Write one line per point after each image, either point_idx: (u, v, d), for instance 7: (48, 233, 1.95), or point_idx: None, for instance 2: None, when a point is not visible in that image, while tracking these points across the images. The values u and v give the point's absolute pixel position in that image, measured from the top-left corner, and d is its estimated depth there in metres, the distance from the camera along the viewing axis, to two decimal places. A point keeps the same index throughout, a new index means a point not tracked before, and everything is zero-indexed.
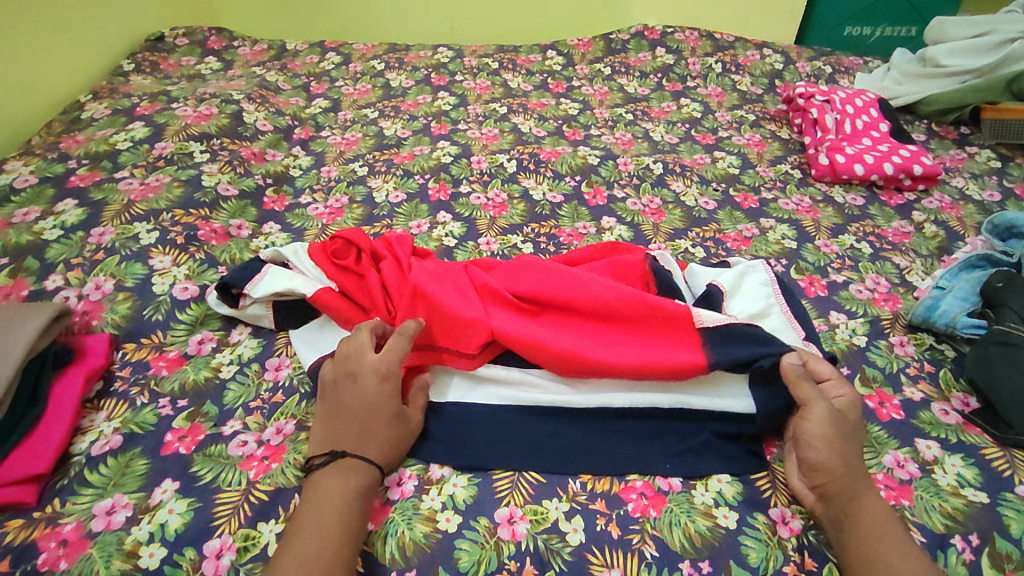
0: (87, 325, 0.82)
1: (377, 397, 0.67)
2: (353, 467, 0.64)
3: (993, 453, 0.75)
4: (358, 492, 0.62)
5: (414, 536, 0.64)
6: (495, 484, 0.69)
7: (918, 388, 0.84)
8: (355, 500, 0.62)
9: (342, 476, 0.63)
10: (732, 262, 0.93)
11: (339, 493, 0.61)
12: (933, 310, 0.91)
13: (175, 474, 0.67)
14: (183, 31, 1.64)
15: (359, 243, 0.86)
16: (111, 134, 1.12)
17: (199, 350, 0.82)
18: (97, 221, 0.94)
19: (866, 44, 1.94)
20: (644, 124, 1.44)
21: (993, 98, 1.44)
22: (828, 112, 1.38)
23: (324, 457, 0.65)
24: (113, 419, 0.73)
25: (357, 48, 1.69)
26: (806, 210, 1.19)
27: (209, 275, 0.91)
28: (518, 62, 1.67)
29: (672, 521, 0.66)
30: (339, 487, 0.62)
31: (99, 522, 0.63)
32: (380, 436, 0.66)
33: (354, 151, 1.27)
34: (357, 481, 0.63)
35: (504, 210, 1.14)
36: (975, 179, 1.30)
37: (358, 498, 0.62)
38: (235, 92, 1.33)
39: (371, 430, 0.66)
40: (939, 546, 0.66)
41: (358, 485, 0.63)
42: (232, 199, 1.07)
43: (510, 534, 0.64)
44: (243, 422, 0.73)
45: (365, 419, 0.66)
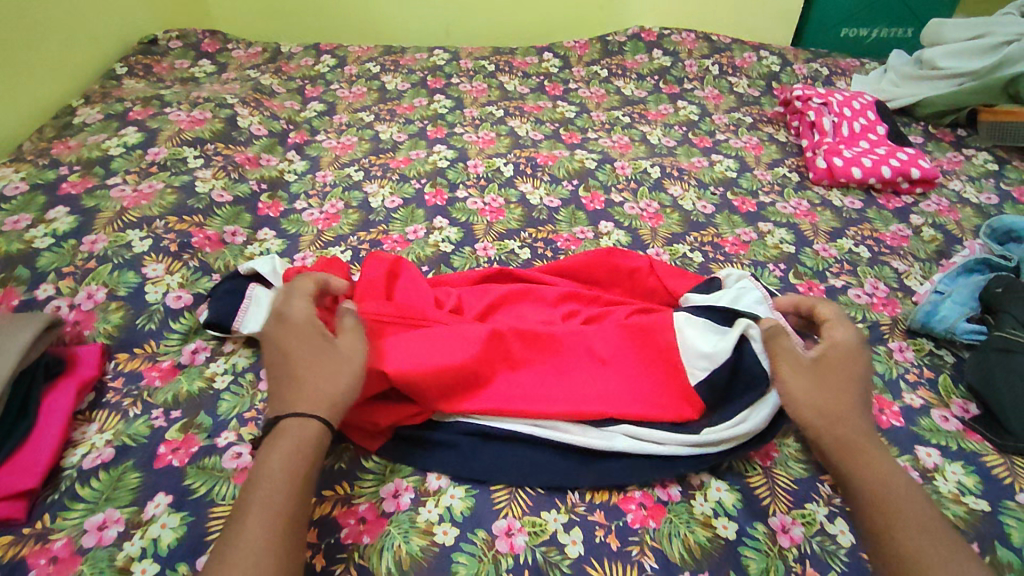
0: (78, 335, 0.81)
1: (298, 353, 0.66)
2: (289, 425, 0.60)
3: (994, 460, 0.75)
4: (293, 454, 0.58)
5: (411, 549, 0.63)
6: (493, 495, 0.68)
7: (918, 395, 0.83)
8: (295, 460, 0.58)
9: (276, 439, 0.59)
10: (721, 278, 0.85)
11: (270, 457, 0.58)
12: (932, 315, 0.91)
13: (168, 488, 0.66)
14: (177, 34, 1.63)
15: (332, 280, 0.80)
16: (104, 140, 1.11)
17: (193, 359, 0.81)
18: (89, 228, 0.93)
19: (863, 46, 1.94)
20: (641, 127, 1.44)
21: (990, 100, 1.44)
22: (825, 115, 1.38)
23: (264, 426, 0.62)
24: (105, 432, 0.72)
25: (353, 50, 1.68)
26: (804, 214, 1.19)
27: (203, 283, 0.90)
28: (514, 64, 1.66)
29: (672, 533, 0.65)
30: (276, 448, 0.58)
31: (90, 538, 0.62)
32: (314, 387, 0.63)
33: (349, 155, 1.26)
34: (287, 440, 0.59)
35: (501, 215, 1.13)
36: (972, 182, 1.30)
37: (292, 460, 0.58)
38: (230, 96, 1.31)
39: (308, 380, 0.63)
40: None
41: (293, 445, 0.59)
42: (227, 205, 1.06)
43: (508, 547, 0.64)
44: (238, 434, 0.73)
45: (296, 372, 0.64)
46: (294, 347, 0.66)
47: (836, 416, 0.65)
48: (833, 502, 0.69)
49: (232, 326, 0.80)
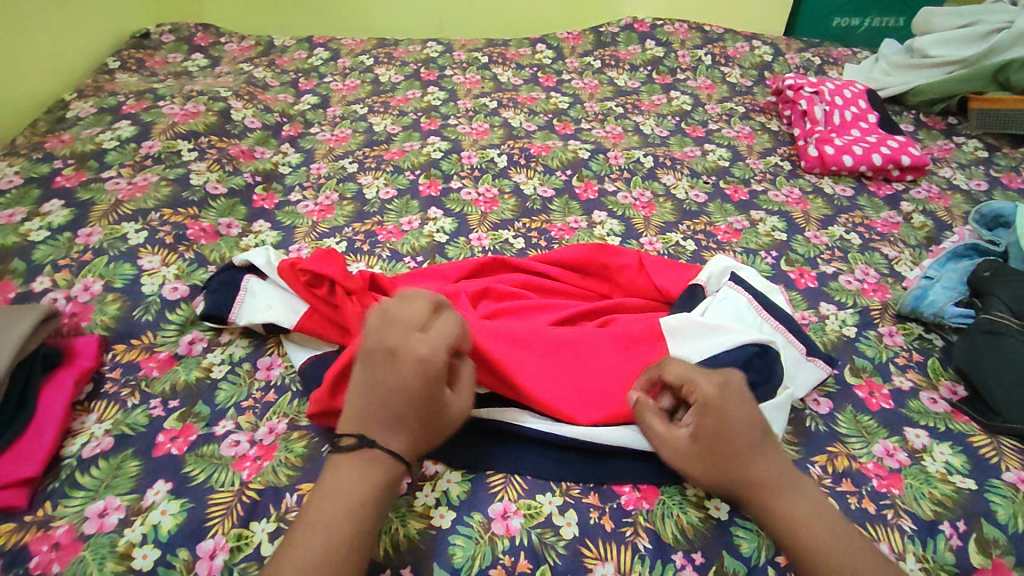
0: (76, 326, 0.81)
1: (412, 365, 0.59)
2: (379, 457, 0.58)
3: (981, 440, 0.76)
4: (375, 489, 0.57)
5: (408, 532, 0.64)
6: (489, 479, 0.69)
7: (907, 377, 0.85)
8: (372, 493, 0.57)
9: (366, 464, 0.58)
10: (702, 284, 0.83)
11: (351, 482, 0.57)
12: (921, 300, 0.92)
13: (167, 475, 0.67)
14: (169, 28, 1.63)
15: (329, 271, 0.77)
16: (98, 133, 1.11)
17: (190, 350, 0.82)
18: (84, 221, 0.93)
19: (854, 35, 1.94)
20: (634, 117, 1.44)
21: (980, 88, 1.45)
22: (817, 103, 1.39)
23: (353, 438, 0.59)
24: (104, 421, 0.73)
25: (346, 43, 1.68)
26: (796, 202, 1.20)
27: (199, 274, 0.91)
28: (508, 56, 1.66)
29: (665, 513, 0.66)
30: (361, 476, 0.57)
31: (91, 525, 0.62)
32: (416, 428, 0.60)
33: (344, 148, 1.27)
34: (379, 474, 0.58)
35: (495, 205, 1.13)
36: (962, 169, 1.31)
37: (375, 494, 0.57)
38: (223, 89, 1.32)
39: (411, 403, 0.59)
40: (929, 534, 0.66)
41: (381, 480, 0.58)
42: (221, 197, 1.06)
43: (504, 529, 0.64)
44: (236, 422, 0.73)
45: (400, 383, 0.59)
46: (403, 356, 0.60)
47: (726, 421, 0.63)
48: (824, 483, 0.70)
49: (229, 317, 0.81)
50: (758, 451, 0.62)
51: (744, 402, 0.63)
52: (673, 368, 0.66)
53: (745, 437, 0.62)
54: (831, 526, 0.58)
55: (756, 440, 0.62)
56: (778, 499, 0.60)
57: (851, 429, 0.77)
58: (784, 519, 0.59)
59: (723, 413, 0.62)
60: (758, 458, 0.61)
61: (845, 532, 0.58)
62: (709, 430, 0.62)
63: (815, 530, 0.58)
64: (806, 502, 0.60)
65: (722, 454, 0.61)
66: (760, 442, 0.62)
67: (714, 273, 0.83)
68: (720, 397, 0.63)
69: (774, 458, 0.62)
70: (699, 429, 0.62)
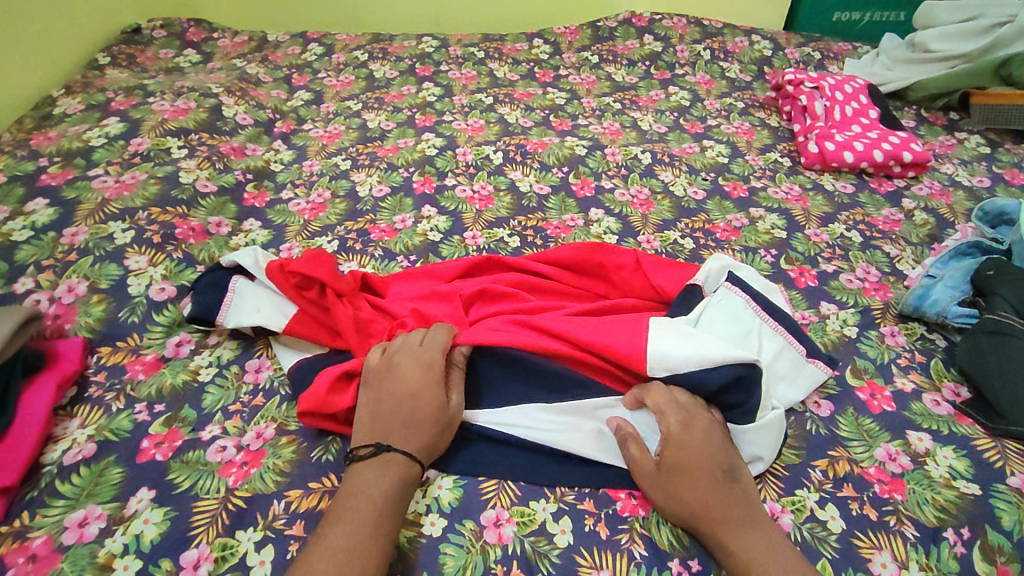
0: (59, 329, 0.80)
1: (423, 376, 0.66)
2: (393, 460, 0.61)
3: (985, 444, 0.75)
4: (392, 489, 0.60)
5: (399, 541, 0.62)
6: (481, 485, 0.67)
7: (909, 379, 0.83)
8: (392, 493, 0.59)
9: (383, 467, 0.61)
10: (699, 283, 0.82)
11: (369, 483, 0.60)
12: (924, 299, 0.90)
13: (151, 482, 0.65)
14: (161, 23, 1.60)
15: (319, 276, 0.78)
16: (85, 131, 1.09)
17: (176, 352, 0.80)
18: (70, 220, 0.91)
19: (855, 30, 1.92)
20: (632, 113, 1.42)
21: (982, 83, 1.43)
22: (817, 99, 1.37)
23: (370, 447, 0.62)
24: (87, 427, 0.71)
25: (340, 38, 1.66)
26: (796, 199, 1.18)
27: (186, 275, 0.89)
28: (504, 51, 1.64)
29: (661, 520, 0.65)
30: (379, 477, 0.60)
31: (71, 535, 0.61)
32: (427, 429, 0.64)
33: (337, 145, 1.24)
34: (395, 475, 0.61)
35: (490, 203, 1.11)
36: (964, 165, 1.29)
37: (395, 493, 0.59)
38: (214, 85, 1.29)
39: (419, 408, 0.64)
40: (932, 541, 0.65)
41: (399, 480, 0.61)
42: (211, 196, 1.04)
43: (496, 538, 0.63)
44: (222, 427, 0.72)
45: (411, 393, 0.65)
46: (413, 369, 0.67)
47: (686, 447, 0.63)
48: (824, 488, 0.69)
49: (216, 321, 0.79)
50: (721, 487, 0.62)
51: (712, 438, 0.64)
52: (654, 396, 0.67)
53: (706, 467, 0.62)
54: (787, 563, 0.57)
55: (720, 475, 0.62)
56: (733, 534, 0.59)
57: (852, 433, 0.76)
58: (736, 554, 0.59)
59: (687, 446, 0.63)
60: (717, 493, 0.61)
61: (799, 571, 0.57)
62: (670, 460, 0.63)
63: (767, 567, 0.57)
64: (764, 539, 0.59)
65: (677, 483, 0.62)
66: (723, 479, 0.62)
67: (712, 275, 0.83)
68: (683, 434, 0.63)
69: (737, 495, 0.62)
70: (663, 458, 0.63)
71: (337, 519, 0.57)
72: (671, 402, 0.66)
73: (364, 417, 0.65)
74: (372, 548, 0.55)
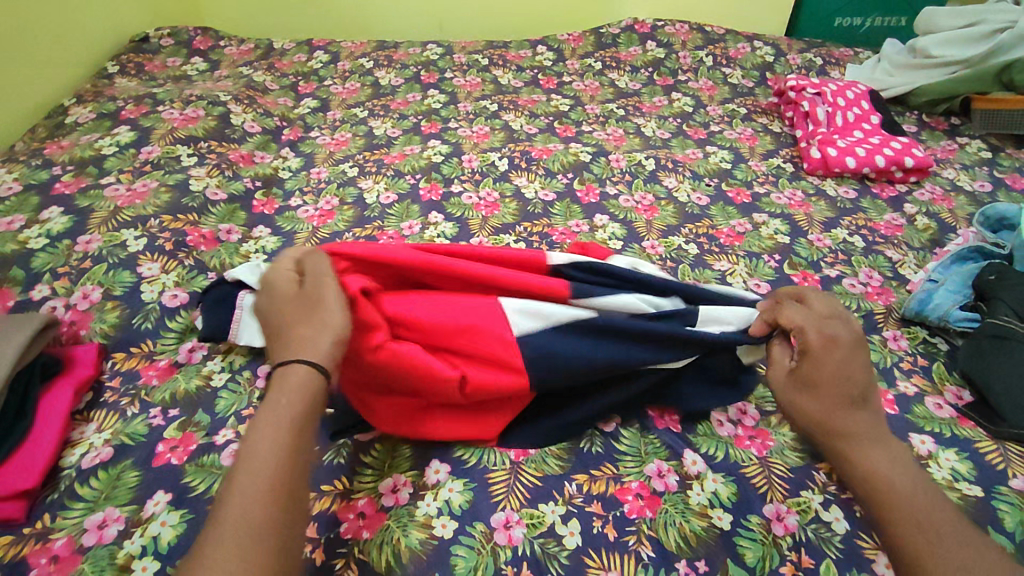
0: (75, 335, 0.81)
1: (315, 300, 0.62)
2: (290, 377, 0.55)
3: (987, 446, 0.76)
4: (292, 408, 0.53)
5: (410, 542, 0.63)
6: (491, 488, 0.68)
7: (912, 382, 0.84)
8: (291, 412, 0.53)
9: (281, 386, 0.55)
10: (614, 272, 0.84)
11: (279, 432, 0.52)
12: (925, 304, 0.92)
13: (167, 485, 0.67)
14: (168, 32, 1.62)
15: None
16: (97, 139, 1.11)
17: (190, 358, 0.82)
18: (83, 228, 0.93)
19: (856, 35, 1.93)
20: (636, 119, 1.43)
21: (983, 88, 1.44)
22: (819, 105, 1.38)
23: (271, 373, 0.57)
24: (103, 431, 0.72)
25: (346, 46, 1.68)
26: (799, 204, 1.19)
27: (198, 281, 0.90)
28: (508, 58, 1.66)
29: (668, 521, 0.66)
30: (277, 397, 0.54)
31: (90, 537, 0.62)
32: (321, 343, 0.58)
33: (344, 152, 1.26)
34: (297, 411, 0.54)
35: (496, 209, 1.13)
36: (965, 170, 1.30)
37: (294, 411, 0.53)
38: (223, 94, 1.31)
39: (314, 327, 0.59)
40: None
41: (297, 395, 0.54)
42: (221, 203, 1.05)
43: (506, 539, 0.64)
44: (236, 431, 0.73)
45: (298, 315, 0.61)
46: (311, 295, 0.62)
47: (830, 363, 0.62)
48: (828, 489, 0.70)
49: (229, 338, 0.80)
50: (853, 405, 0.60)
51: (854, 361, 0.62)
52: (791, 314, 0.68)
53: (846, 386, 0.61)
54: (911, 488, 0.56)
55: (854, 396, 0.61)
56: (869, 458, 0.58)
57: None
58: (867, 474, 0.57)
59: (822, 361, 0.62)
60: (848, 411, 0.60)
61: (933, 502, 0.54)
62: (802, 376, 0.63)
63: (892, 484, 0.56)
64: (889, 460, 0.58)
65: (812, 394, 0.62)
66: (858, 402, 0.60)
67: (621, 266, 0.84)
68: (819, 348, 0.63)
69: (869, 417, 0.60)
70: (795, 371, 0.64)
71: (238, 451, 0.51)
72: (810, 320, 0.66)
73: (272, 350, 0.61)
74: (274, 474, 0.49)
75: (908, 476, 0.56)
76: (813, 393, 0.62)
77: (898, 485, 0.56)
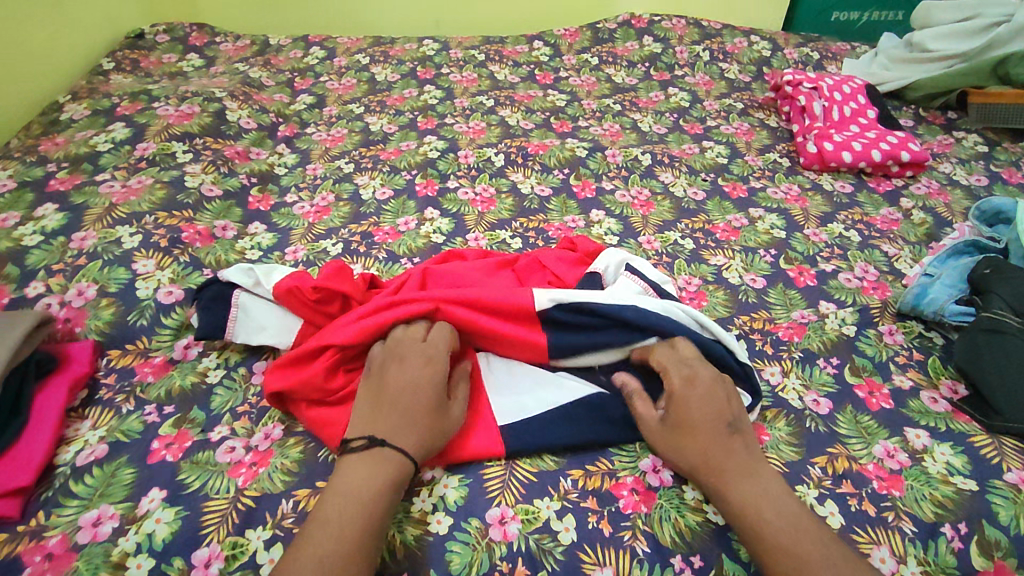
0: (69, 332, 0.81)
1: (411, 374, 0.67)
2: (387, 458, 0.62)
3: (982, 441, 0.76)
4: (387, 479, 0.61)
5: (405, 539, 0.63)
6: (486, 484, 0.68)
7: (907, 376, 0.84)
8: (377, 491, 0.60)
9: (373, 464, 0.62)
10: (599, 271, 0.84)
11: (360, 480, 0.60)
12: (921, 297, 0.91)
13: (162, 483, 0.67)
14: (164, 28, 1.61)
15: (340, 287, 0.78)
16: (91, 136, 1.11)
17: (185, 355, 0.81)
18: (78, 225, 0.93)
19: (853, 30, 1.93)
20: (633, 114, 1.43)
21: (980, 82, 1.44)
22: (816, 99, 1.38)
23: (364, 440, 0.63)
24: (98, 428, 0.72)
25: (342, 42, 1.67)
26: (795, 199, 1.19)
27: (194, 278, 0.90)
28: (505, 53, 1.65)
29: (663, 516, 0.66)
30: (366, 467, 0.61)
31: (85, 534, 0.62)
32: (421, 429, 0.65)
33: (340, 148, 1.26)
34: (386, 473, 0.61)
35: (492, 205, 1.13)
36: (962, 165, 1.30)
37: (385, 493, 0.60)
38: (218, 90, 1.31)
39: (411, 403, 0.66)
40: (930, 536, 0.66)
41: (387, 478, 0.61)
42: (216, 200, 1.05)
43: (501, 535, 0.64)
44: (231, 428, 0.73)
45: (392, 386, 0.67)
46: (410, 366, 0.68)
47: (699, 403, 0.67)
48: (823, 484, 0.70)
49: (225, 335, 0.80)
50: (723, 440, 0.65)
51: (715, 397, 0.67)
52: (659, 356, 0.72)
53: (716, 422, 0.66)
54: (784, 512, 0.60)
55: (721, 432, 0.66)
56: (732, 484, 0.63)
57: (850, 430, 0.77)
58: (733, 501, 0.62)
59: (689, 401, 0.67)
60: (722, 446, 0.65)
61: (790, 513, 0.60)
62: (673, 420, 0.67)
63: (760, 511, 0.60)
64: (758, 490, 0.62)
65: (682, 437, 0.66)
66: (726, 433, 0.66)
67: (610, 264, 0.85)
68: (684, 390, 0.67)
69: (738, 448, 0.65)
70: (667, 415, 0.68)
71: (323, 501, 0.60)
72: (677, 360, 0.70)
73: (361, 417, 0.66)
74: (360, 543, 0.56)
75: (772, 496, 0.62)
76: (685, 430, 0.66)
77: (771, 512, 0.60)
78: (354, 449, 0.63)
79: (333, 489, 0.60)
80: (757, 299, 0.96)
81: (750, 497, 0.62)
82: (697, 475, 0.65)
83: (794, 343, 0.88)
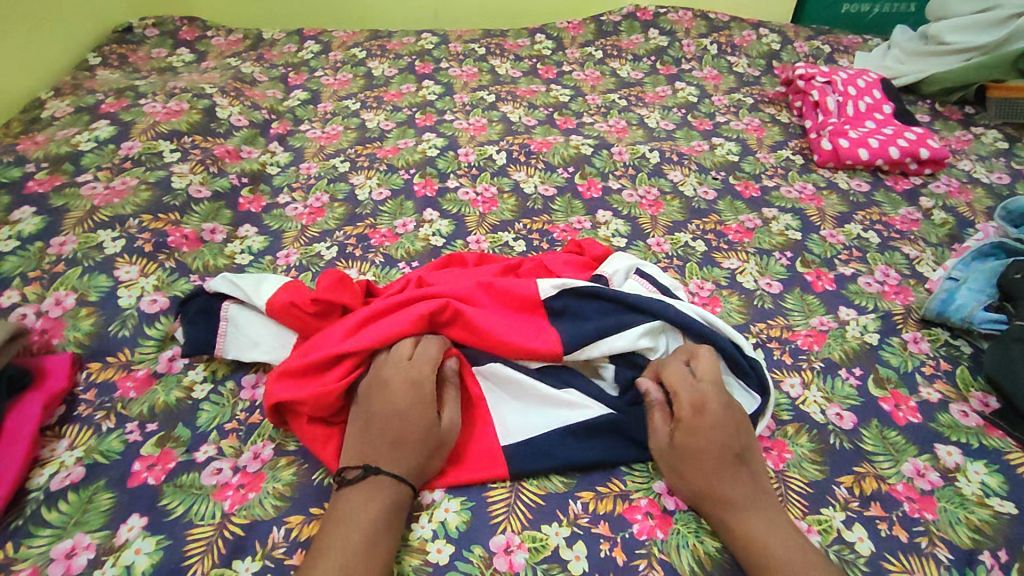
0: (46, 344, 0.76)
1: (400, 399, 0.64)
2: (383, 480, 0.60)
3: (1017, 458, 0.71)
4: (385, 512, 0.58)
5: (403, 569, 0.59)
6: (491, 507, 0.64)
7: (935, 388, 0.79)
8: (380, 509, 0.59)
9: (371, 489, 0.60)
10: (607, 275, 0.80)
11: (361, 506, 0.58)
12: (948, 304, 0.87)
13: (142, 508, 0.62)
14: (153, 22, 1.56)
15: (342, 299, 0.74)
16: (74, 134, 1.06)
17: (170, 367, 0.77)
18: (58, 229, 0.88)
19: (863, 22, 1.88)
20: (639, 110, 1.38)
21: (998, 76, 1.39)
22: (829, 94, 1.33)
23: (359, 470, 0.61)
24: (75, 449, 0.68)
25: (337, 35, 1.62)
26: (810, 198, 1.14)
27: (180, 285, 0.86)
28: (506, 47, 1.60)
29: (681, 543, 0.62)
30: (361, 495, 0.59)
31: (57, 567, 0.57)
32: (416, 449, 0.62)
33: (335, 146, 1.21)
34: (384, 499, 0.59)
35: (494, 205, 1.08)
36: (982, 162, 1.25)
37: (386, 519, 0.58)
38: (208, 86, 1.25)
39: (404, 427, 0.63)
40: (968, 564, 0.61)
41: (387, 496, 0.59)
42: (205, 201, 1.00)
43: (507, 565, 0.59)
44: (218, 447, 0.68)
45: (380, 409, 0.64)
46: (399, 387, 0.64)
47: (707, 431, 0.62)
48: (851, 507, 0.65)
49: (217, 352, 0.75)
50: (728, 470, 0.61)
51: (726, 426, 0.63)
52: (670, 370, 0.67)
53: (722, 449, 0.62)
54: (788, 549, 0.57)
55: (727, 460, 0.62)
56: (739, 517, 0.59)
57: (877, 446, 0.72)
58: (738, 533, 0.59)
59: (697, 432, 0.62)
60: (728, 476, 0.61)
61: (802, 556, 0.57)
62: (679, 450, 0.63)
63: (768, 548, 0.57)
64: (761, 520, 0.59)
65: (686, 464, 0.62)
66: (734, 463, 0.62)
67: (619, 268, 0.80)
68: (695, 416, 0.63)
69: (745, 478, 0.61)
70: (675, 443, 0.63)
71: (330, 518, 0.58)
72: (691, 387, 0.65)
73: (353, 441, 0.64)
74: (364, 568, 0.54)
75: (781, 533, 0.58)
76: (686, 457, 0.62)
77: (775, 546, 0.57)
78: (350, 479, 0.61)
79: (335, 519, 0.58)
80: (773, 305, 0.91)
81: (751, 528, 0.59)
82: (699, 504, 0.62)
83: (813, 353, 0.83)
